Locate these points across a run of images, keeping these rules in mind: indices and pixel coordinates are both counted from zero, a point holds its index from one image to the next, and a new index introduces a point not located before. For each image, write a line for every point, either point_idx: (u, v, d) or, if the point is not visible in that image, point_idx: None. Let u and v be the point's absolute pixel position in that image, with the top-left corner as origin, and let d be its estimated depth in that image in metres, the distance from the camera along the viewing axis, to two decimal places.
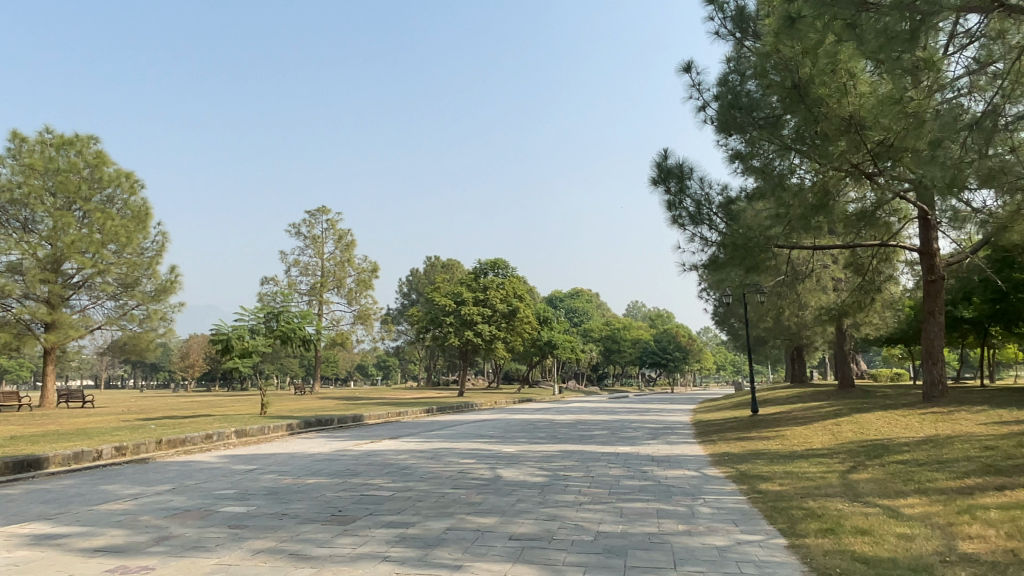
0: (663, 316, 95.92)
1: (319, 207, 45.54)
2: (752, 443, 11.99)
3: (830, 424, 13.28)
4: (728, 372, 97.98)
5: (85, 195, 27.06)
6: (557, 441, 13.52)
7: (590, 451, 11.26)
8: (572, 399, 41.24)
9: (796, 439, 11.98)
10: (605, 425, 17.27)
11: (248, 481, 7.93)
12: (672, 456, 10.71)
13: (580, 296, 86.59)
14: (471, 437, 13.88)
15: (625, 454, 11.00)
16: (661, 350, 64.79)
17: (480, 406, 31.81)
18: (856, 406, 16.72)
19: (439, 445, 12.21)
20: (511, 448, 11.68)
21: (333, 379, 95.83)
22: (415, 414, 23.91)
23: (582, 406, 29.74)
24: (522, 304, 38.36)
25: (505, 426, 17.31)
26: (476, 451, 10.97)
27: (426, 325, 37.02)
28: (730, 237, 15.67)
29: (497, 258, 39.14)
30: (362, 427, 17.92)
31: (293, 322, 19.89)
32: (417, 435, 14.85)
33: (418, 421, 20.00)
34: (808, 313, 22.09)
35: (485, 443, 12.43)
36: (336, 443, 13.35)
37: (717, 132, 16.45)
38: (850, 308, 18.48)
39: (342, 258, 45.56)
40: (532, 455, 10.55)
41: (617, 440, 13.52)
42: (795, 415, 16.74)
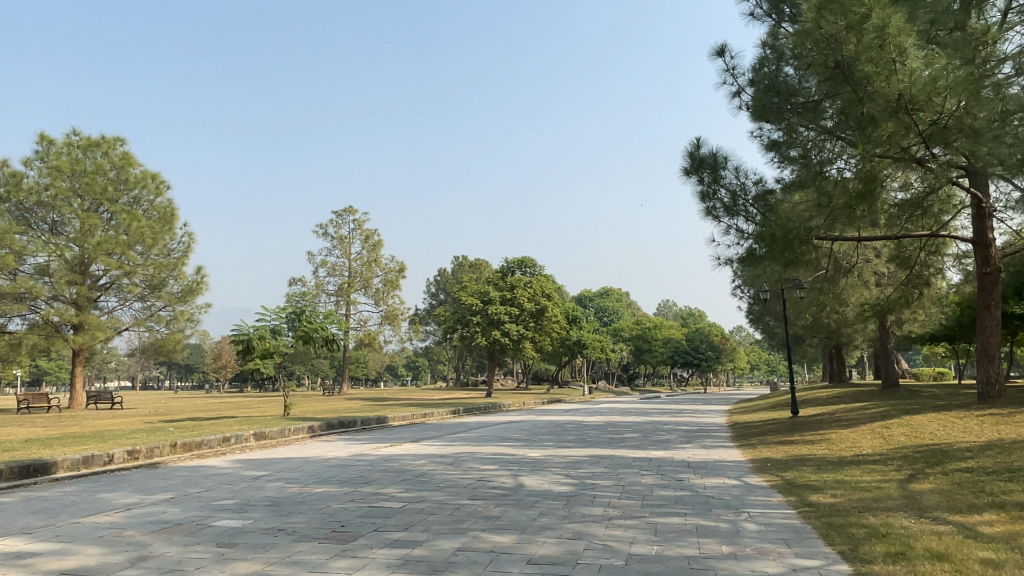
0: (694, 314, 94.35)
1: (346, 207, 45.39)
2: (794, 447, 11.18)
3: (878, 426, 12.39)
4: (763, 372, 95.98)
5: (111, 196, 27.09)
6: (586, 444, 12.83)
7: (620, 456, 10.56)
8: (602, 400, 40.47)
9: (843, 443, 11.14)
10: (637, 428, 16.53)
11: (253, 489, 7.43)
12: (709, 462, 9.98)
13: (610, 294, 85.45)
14: (496, 440, 13.26)
15: (658, 459, 10.29)
16: (694, 350, 63.52)
17: (509, 407, 31.16)
18: (904, 407, 15.74)
19: (461, 449, 11.59)
20: (537, 452, 11.03)
21: (362, 380, 96.03)
22: (441, 416, 23.39)
23: (612, 407, 28.96)
24: (551, 303, 37.65)
25: (532, 428, 16.65)
26: (499, 456, 10.34)
27: (453, 325, 36.53)
28: (768, 229, 14.80)
29: (525, 256, 38.48)
30: (385, 429, 17.43)
31: (315, 321, 19.53)
32: (440, 438, 14.27)
33: (444, 424, 19.45)
34: (851, 309, 21.06)
35: (509, 447, 11.78)
36: (355, 446, 12.85)
37: (752, 118, 15.62)
38: (896, 304, 17.49)
39: (369, 258, 45.35)
40: (558, 460, 9.89)
41: (649, 444, 12.79)
42: (840, 416, 15.79)
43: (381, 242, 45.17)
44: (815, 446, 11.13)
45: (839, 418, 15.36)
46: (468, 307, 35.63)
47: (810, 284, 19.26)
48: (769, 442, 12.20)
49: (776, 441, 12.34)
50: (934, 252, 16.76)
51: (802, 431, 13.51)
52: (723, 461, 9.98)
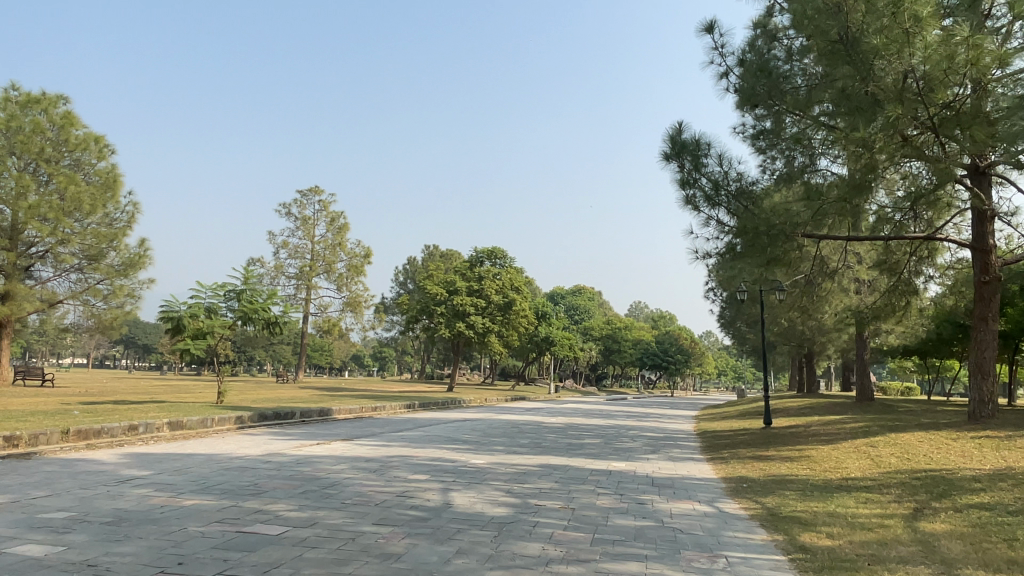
0: (665, 317, 93.76)
1: (312, 187, 43.47)
2: (770, 465, 9.91)
3: (862, 443, 11.21)
4: (730, 379, 95.60)
5: (49, 157, 24.99)
6: (539, 450, 11.44)
7: (574, 467, 9.22)
8: (567, 399, 39.13)
9: (825, 461, 9.92)
10: (599, 433, 15.19)
11: (108, 498, 5.90)
12: (677, 478, 8.67)
13: (583, 292, 84.30)
14: (439, 442, 11.80)
15: (619, 474, 8.92)
16: (663, 353, 62.54)
17: (469, 403, 29.68)
18: (885, 423, 14.56)
19: (395, 451, 10.10)
20: (481, 459, 9.59)
21: (326, 368, 93.75)
22: (394, 410, 21.90)
23: (576, 408, 27.65)
24: (519, 297, 36.23)
25: (485, 428, 15.22)
26: (435, 463, 8.89)
27: (416, 315, 34.86)
28: (750, 221, 13.48)
29: (495, 247, 36.90)
30: (325, 423, 15.88)
31: (256, 302, 18.21)
32: (380, 436, 12.78)
33: (392, 419, 17.95)
34: (829, 315, 19.92)
35: (450, 452, 10.32)
36: (279, 443, 11.33)
37: (739, 103, 14.28)
38: (881, 311, 16.41)
39: (333, 241, 43.46)
40: (503, 471, 8.48)
41: (611, 453, 11.43)
42: (815, 429, 14.64)
43: (347, 226, 43.24)
44: (793, 463, 9.93)
45: (816, 431, 14.17)
46: (432, 297, 34.03)
47: (790, 287, 18.05)
48: (740, 457, 10.89)
49: (750, 455, 11.09)
50: (922, 258, 15.72)
51: (779, 444, 12.29)
52: (694, 480, 8.64)
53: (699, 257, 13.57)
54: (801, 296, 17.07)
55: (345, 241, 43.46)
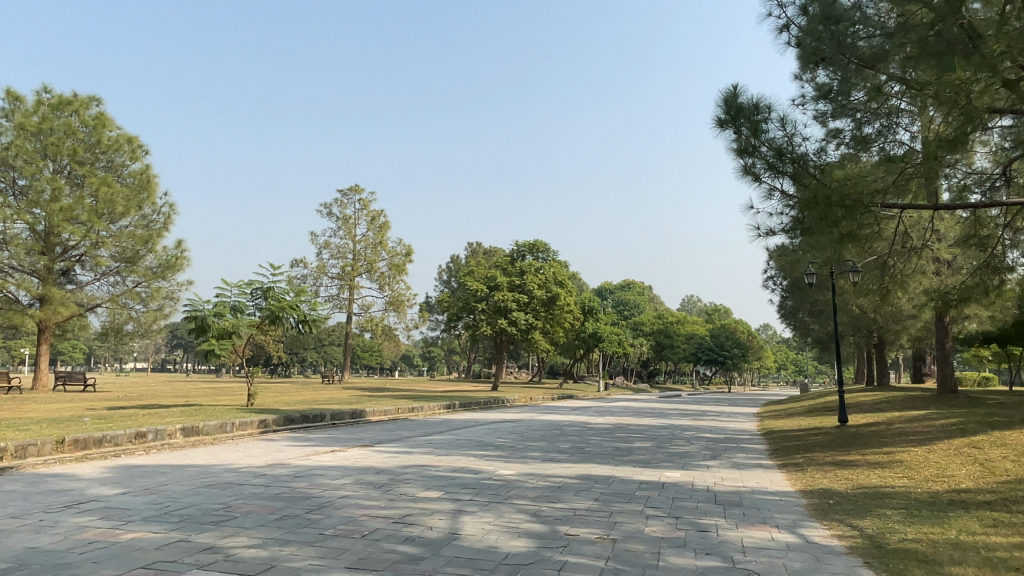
0: (719, 310, 90.81)
1: (352, 185, 42.91)
2: (856, 472, 8.31)
3: (964, 444, 9.46)
4: (790, 374, 91.99)
5: (82, 160, 24.75)
6: (581, 456, 10.05)
7: (619, 479, 7.83)
8: (618, 397, 37.56)
9: (923, 466, 8.27)
10: (652, 435, 13.68)
11: (36, 528, 4.80)
12: (747, 493, 7.17)
13: (632, 287, 82.22)
14: (469, 448, 10.52)
15: (674, 487, 7.48)
16: (718, 347, 60.07)
17: (515, 402, 28.42)
18: (984, 419, 12.63)
19: (415, 461, 8.84)
20: (510, 470, 8.25)
21: (376, 368, 93.79)
22: (432, 411, 20.79)
23: (627, 407, 26.09)
24: (564, 291, 34.83)
25: (525, 430, 13.89)
26: (456, 476, 7.59)
27: (459, 312, 33.76)
28: (819, 191, 11.75)
29: (537, 240, 35.51)
30: (355, 426, 14.81)
31: (283, 300, 17.29)
32: (406, 441, 11.59)
33: (428, 421, 16.81)
34: (910, 296, 17.89)
35: (478, 460, 9.04)
36: (292, 451, 10.23)
37: (801, 58, 12.64)
38: (973, 291, 14.43)
39: (375, 240, 42.70)
40: (536, 485, 7.14)
41: (664, 459, 9.96)
42: (900, 427, 12.85)
43: (388, 224, 42.50)
44: (884, 470, 8.31)
45: (903, 429, 12.39)
46: (473, 293, 32.91)
47: (865, 265, 16.18)
48: (815, 463, 9.31)
49: (829, 459, 9.50)
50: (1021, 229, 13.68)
51: (861, 446, 10.63)
52: (767, 495, 7.13)
53: (760, 234, 12.03)
54: (879, 276, 15.21)
55: (387, 239, 42.68)
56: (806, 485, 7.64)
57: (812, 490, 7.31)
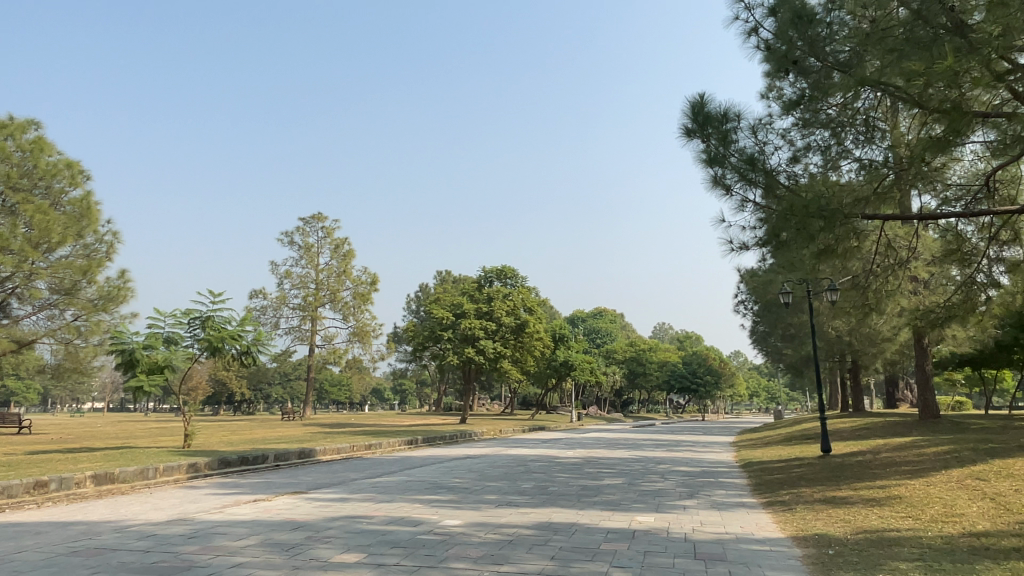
0: (691, 337, 90.49)
1: (315, 214, 41.63)
2: (852, 511, 7.27)
3: (966, 476, 8.54)
4: (763, 401, 91.67)
5: (17, 186, 23.28)
6: (543, 499, 8.88)
7: (582, 527, 6.68)
8: (591, 428, 36.37)
9: (927, 503, 7.28)
10: (623, 470, 12.53)
11: None
12: (733, 543, 6.07)
13: (604, 315, 81.56)
14: (417, 492, 9.28)
15: (647, 537, 6.34)
16: (691, 374, 59.33)
17: (482, 436, 27.11)
18: (977, 445, 11.72)
19: (347, 511, 7.59)
20: (456, 519, 7.04)
21: (345, 403, 91.41)
22: (391, 448, 19.42)
23: (599, 438, 24.95)
24: (533, 318, 33.80)
25: (485, 467, 12.66)
26: (388, 531, 6.37)
27: (424, 341, 32.44)
28: (794, 201, 10.90)
29: (505, 266, 34.49)
30: (300, 467, 13.47)
31: (223, 329, 15.99)
32: (348, 485, 10.29)
33: (383, 460, 15.49)
34: (887, 317, 17.17)
35: (422, 507, 7.82)
36: (213, 500, 8.92)
37: (770, 63, 11.87)
38: (958, 309, 13.73)
39: (338, 269, 41.26)
40: (483, 541, 5.96)
41: (636, 499, 8.83)
42: (888, 456, 11.92)
43: (352, 253, 41.12)
44: (884, 508, 7.29)
45: (893, 458, 11.47)
46: (438, 321, 31.74)
47: (842, 283, 15.41)
48: (803, 501, 8.24)
49: (820, 496, 8.43)
50: (1008, 242, 12.99)
51: (852, 479, 9.64)
52: (756, 545, 6.04)
53: (733, 249, 11.14)
54: (858, 295, 14.38)
55: (351, 268, 41.24)
56: (801, 528, 6.55)
57: (809, 536, 6.21)
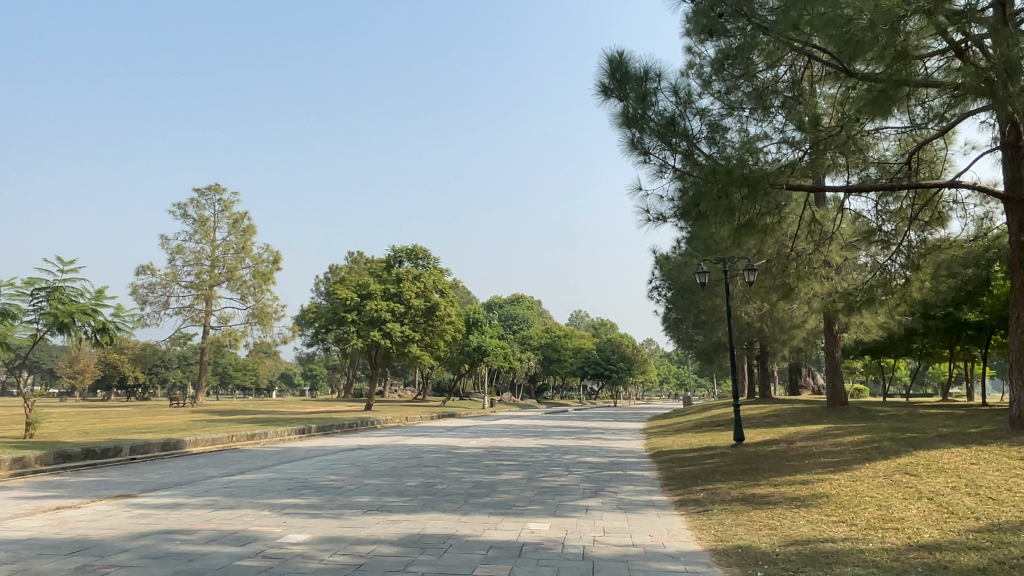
0: (606, 324, 90.94)
1: (212, 185, 38.64)
2: (778, 514, 6.25)
3: (894, 471, 7.79)
4: (673, 387, 93.38)
5: None
6: (423, 500, 7.53)
7: (459, 543, 5.31)
8: (502, 415, 35.38)
9: (859, 503, 6.38)
10: (525, 462, 11.32)
11: None
12: (642, 563, 4.85)
13: (522, 301, 81.00)
14: (273, 494, 7.75)
15: (536, 554, 5.02)
16: (605, 361, 59.25)
17: (386, 424, 25.60)
18: (894, 434, 11.14)
19: (166, 524, 6.00)
20: (302, 534, 5.60)
21: (251, 389, 87.40)
22: (277, 438, 17.59)
23: (508, 426, 23.79)
24: (444, 301, 32.35)
25: (370, 462, 11.18)
26: (200, 555, 4.85)
27: (326, 324, 30.31)
28: (717, 169, 9.88)
29: (416, 245, 32.81)
30: (155, 462, 11.62)
31: (73, 302, 13.87)
32: (196, 484, 8.62)
33: (260, 452, 13.76)
34: (800, 300, 16.68)
35: (267, 517, 6.33)
36: (11, 507, 7.15)
37: (694, 21, 10.70)
38: (873, 292, 13.25)
39: (236, 245, 38.38)
40: (321, 568, 4.53)
41: (533, 498, 7.60)
42: (805, 446, 11.19)
43: (253, 228, 38.36)
44: (814, 510, 6.32)
45: (810, 448, 10.73)
46: (342, 302, 29.63)
47: (761, 263, 14.70)
48: (721, 500, 7.17)
49: (738, 493, 7.41)
50: (928, 225, 12.59)
51: (771, 472, 8.73)
52: (669, 564, 4.84)
53: (650, 219, 10.08)
54: (776, 275, 13.71)
55: (251, 244, 38.48)
56: (725, 539, 5.43)
57: (736, 551, 5.10)
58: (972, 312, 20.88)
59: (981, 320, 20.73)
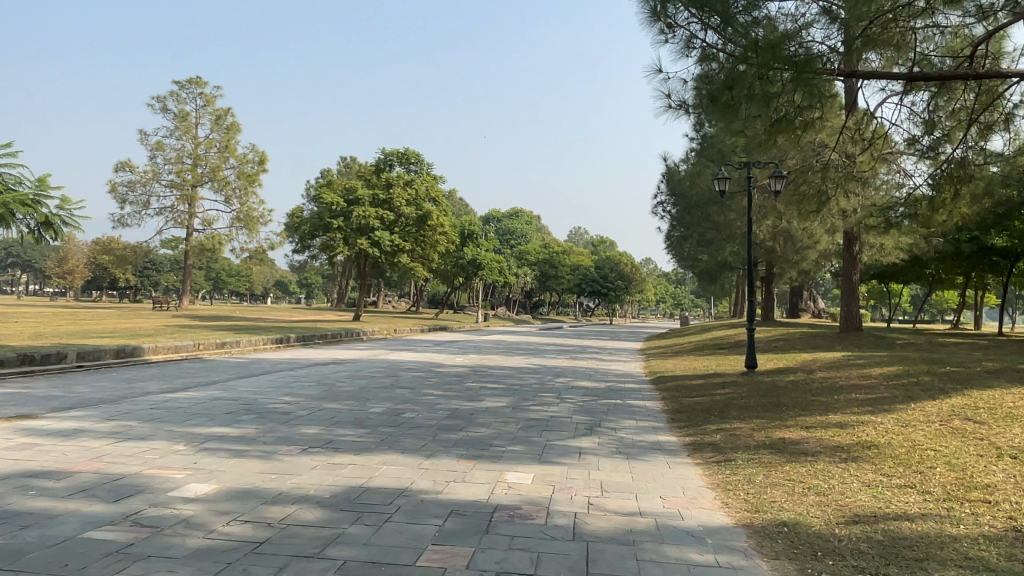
0: (606, 242, 89.49)
1: (194, 78, 36.21)
2: (824, 472, 4.93)
3: (952, 415, 6.47)
4: (669, 307, 92.92)
5: None
6: (383, 433, 6.19)
7: (409, 508, 3.91)
8: (495, 331, 34.34)
9: (924, 462, 5.07)
10: (511, 386, 10.02)
11: None
12: (656, 550, 3.42)
13: (519, 215, 79.12)
14: (203, 421, 6.41)
15: (511, 528, 3.62)
16: (603, 279, 57.89)
17: (372, 335, 24.48)
18: (932, 368, 9.80)
19: (38, 464, 4.65)
20: (205, 485, 4.26)
21: (245, 294, 86.61)
22: (249, 348, 16.38)
23: (498, 342, 22.68)
24: (436, 210, 30.69)
25: (336, 380, 9.87)
26: (42, 520, 3.50)
27: (311, 232, 28.61)
28: (753, 51, 8.08)
29: (408, 148, 30.78)
30: (98, 372, 10.37)
31: (10, 191, 12.26)
32: (121, 404, 7.29)
33: (222, 364, 12.51)
34: (825, 215, 15.08)
35: (175, 456, 4.98)
36: None
37: None
38: (910, 208, 11.51)
39: (221, 143, 36.30)
40: (199, 548, 3.16)
41: (517, 435, 6.26)
42: (828, 377, 9.87)
43: (237, 126, 36.20)
44: (867, 468, 5.01)
45: (836, 381, 9.40)
46: (327, 207, 27.75)
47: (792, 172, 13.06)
48: (743, 447, 5.83)
49: (763, 438, 6.08)
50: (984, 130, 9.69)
51: (797, 410, 7.40)
52: (692, 552, 3.43)
53: (670, 107, 8.42)
54: (813, 182, 12.07)
55: (235, 143, 36.40)
56: (764, 511, 4.08)
57: (780, 531, 3.75)
58: (999, 237, 19.36)
59: (1008, 246, 19.21)
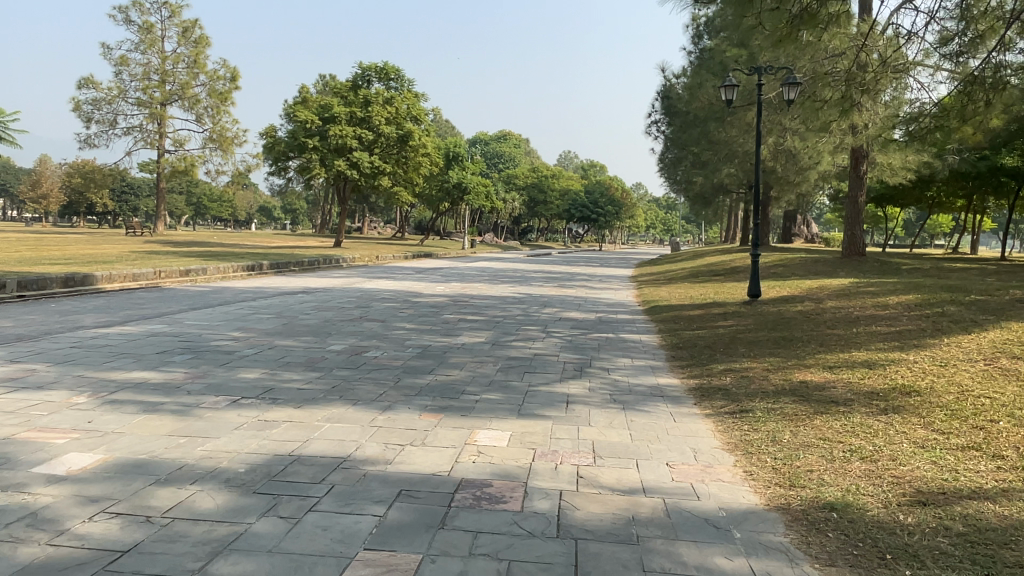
0: (596, 165, 87.53)
1: None
2: (864, 427, 4.04)
3: (997, 353, 5.60)
4: (659, 233, 91.90)
5: None
6: (336, 377, 5.27)
7: (343, 489, 2.99)
8: (481, 257, 33.35)
9: (983, 415, 4.20)
10: (493, 318, 9.10)
11: None
12: (668, 554, 2.51)
13: (508, 139, 76.98)
14: (126, 364, 5.45)
15: (473, 519, 2.72)
16: (593, 204, 56.53)
17: (353, 262, 23.47)
18: (953, 297, 8.91)
19: None
20: (87, 456, 3.33)
21: (228, 220, 84.84)
22: (217, 275, 15.37)
23: (484, 269, 21.78)
24: (419, 129, 29.15)
25: (298, 313, 8.92)
26: None
27: (286, 152, 27.19)
28: None
29: (387, 63, 28.96)
30: (37, 303, 9.39)
31: None
32: (39, 342, 6.31)
33: (180, 293, 11.52)
34: (833, 131, 13.85)
35: (69, 412, 4.04)
36: None
37: None
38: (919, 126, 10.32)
39: (189, 58, 34.15)
40: (30, 564, 2.26)
41: (493, 379, 5.35)
42: (840, 307, 9.00)
43: (206, 38, 33.97)
44: (915, 423, 4.12)
45: (851, 311, 8.52)
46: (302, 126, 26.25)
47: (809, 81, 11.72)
48: (759, 392, 4.93)
49: (782, 381, 5.19)
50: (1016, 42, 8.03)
51: (813, 346, 6.50)
52: (719, 555, 2.53)
53: None
54: (833, 84, 10.80)
55: (204, 58, 34.26)
56: (802, 488, 3.18)
57: (828, 519, 2.84)
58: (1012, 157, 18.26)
59: (1019, 166, 18.12)
